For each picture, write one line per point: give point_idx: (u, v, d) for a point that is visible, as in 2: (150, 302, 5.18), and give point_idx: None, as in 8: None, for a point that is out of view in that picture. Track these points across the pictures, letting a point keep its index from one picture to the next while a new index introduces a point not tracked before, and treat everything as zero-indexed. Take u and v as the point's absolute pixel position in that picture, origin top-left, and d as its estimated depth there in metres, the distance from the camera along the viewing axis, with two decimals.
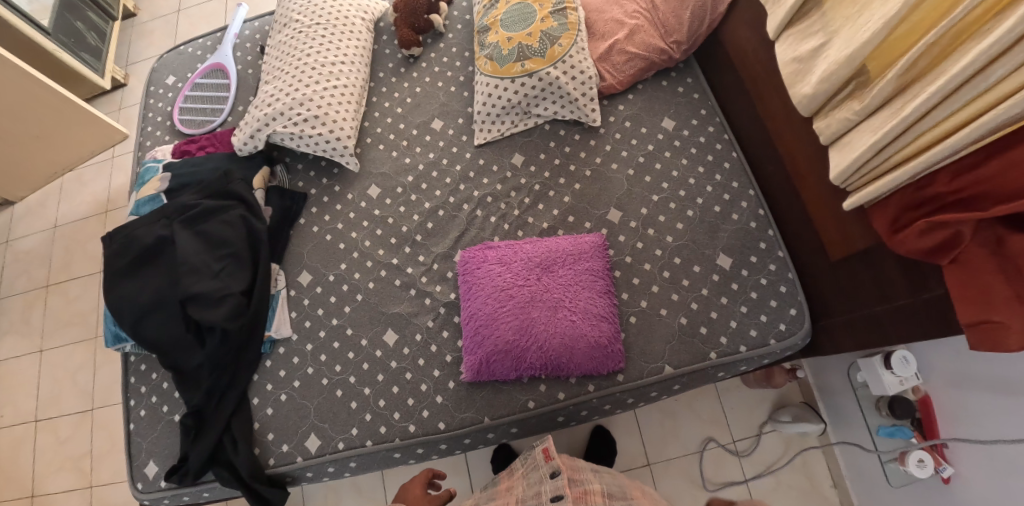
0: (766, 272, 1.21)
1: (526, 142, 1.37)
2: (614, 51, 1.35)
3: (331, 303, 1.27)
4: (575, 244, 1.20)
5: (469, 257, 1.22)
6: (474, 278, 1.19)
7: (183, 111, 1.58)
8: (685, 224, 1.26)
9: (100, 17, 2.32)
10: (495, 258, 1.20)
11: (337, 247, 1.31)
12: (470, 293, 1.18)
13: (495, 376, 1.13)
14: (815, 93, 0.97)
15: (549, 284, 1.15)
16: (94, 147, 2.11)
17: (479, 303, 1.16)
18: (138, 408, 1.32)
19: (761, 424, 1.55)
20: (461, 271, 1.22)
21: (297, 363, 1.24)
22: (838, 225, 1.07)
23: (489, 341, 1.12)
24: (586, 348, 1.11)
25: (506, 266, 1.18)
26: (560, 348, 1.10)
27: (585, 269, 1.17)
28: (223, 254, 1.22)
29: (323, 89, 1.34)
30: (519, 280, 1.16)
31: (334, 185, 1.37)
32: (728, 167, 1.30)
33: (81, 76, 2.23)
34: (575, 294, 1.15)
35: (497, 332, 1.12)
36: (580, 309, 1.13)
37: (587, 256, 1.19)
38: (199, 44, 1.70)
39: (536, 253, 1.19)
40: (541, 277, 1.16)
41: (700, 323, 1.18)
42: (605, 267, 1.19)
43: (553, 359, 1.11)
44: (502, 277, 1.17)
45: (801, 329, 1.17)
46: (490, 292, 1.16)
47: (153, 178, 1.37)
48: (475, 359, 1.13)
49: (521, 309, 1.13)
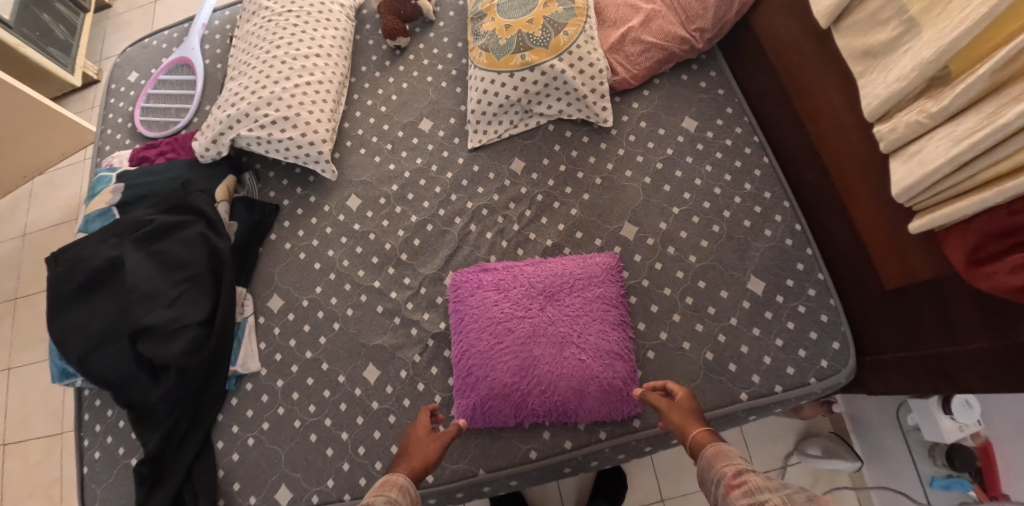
0: (804, 298, 1.04)
1: (528, 145, 1.20)
2: (627, 40, 1.18)
3: (305, 333, 1.11)
4: (584, 266, 1.04)
5: (460, 280, 1.06)
6: (466, 307, 1.03)
7: (145, 112, 1.42)
8: (711, 241, 1.09)
9: (69, 9, 2.15)
10: (491, 284, 1.04)
11: (312, 268, 1.16)
12: (461, 324, 1.02)
13: (492, 424, 0.97)
14: (885, 91, 0.80)
15: (554, 316, 1.00)
16: (66, 149, 1.97)
17: (472, 337, 1.00)
18: (92, 449, 1.18)
19: (786, 455, 1.38)
20: (451, 296, 1.06)
21: (266, 401, 1.09)
22: (895, 249, 0.90)
23: (484, 384, 0.97)
24: (597, 392, 0.95)
25: (503, 294, 1.02)
26: (567, 393, 0.95)
27: (596, 297, 1.01)
28: (180, 279, 1.06)
29: (294, 85, 1.17)
30: (519, 311, 1.00)
31: (309, 195, 1.21)
32: (759, 174, 1.13)
33: (49, 72, 2.07)
34: (584, 326, 0.99)
35: (494, 374, 0.97)
36: (590, 345, 0.97)
37: (598, 279, 1.03)
38: (165, 37, 1.54)
39: (538, 278, 1.03)
40: (544, 306, 1.01)
41: (729, 358, 1.02)
42: (619, 293, 1.02)
43: (559, 406, 0.95)
44: (499, 307, 1.01)
45: (846, 366, 1.01)
46: (486, 324, 1.00)
47: (105, 189, 1.21)
48: (467, 404, 0.97)
49: (522, 346, 0.98)
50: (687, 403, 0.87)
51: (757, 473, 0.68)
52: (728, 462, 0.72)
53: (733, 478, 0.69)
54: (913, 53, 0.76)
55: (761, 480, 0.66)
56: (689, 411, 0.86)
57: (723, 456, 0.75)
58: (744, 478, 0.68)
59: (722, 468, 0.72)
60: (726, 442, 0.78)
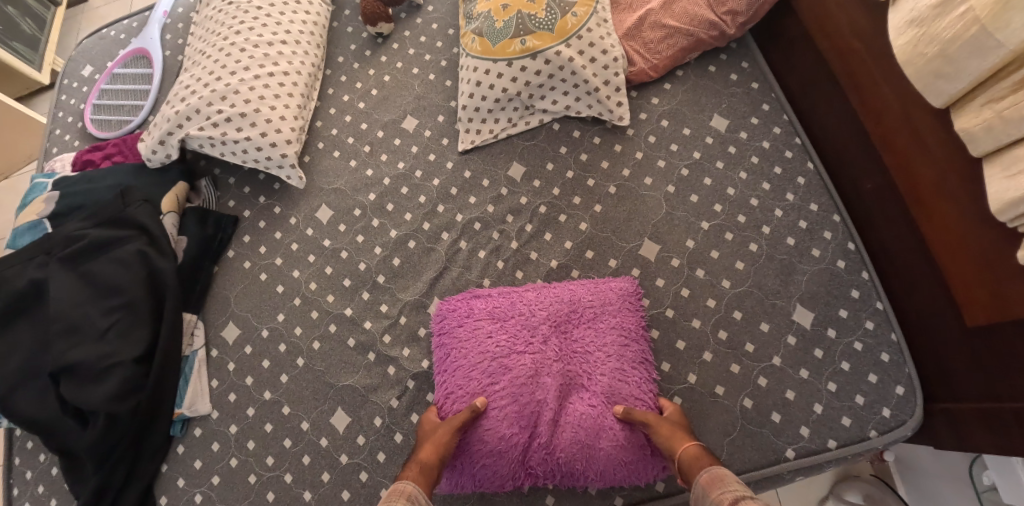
0: (862, 333, 0.86)
1: (528, 147, 1.03)
2: (646, 24, 1.00)
3: (264, 369, 0.94)
4: (597, 291, 0.88)
5: (447, 309, 0.89)
6: (453, 340, 0.87)
7: (96, 110, 1.25)
8: (747, 262, 0.91)
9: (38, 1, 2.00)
10: (483, 312, 0.87)
11: (275, 291, 0.98)
12: (448, 361, 0.86)
13: (483, 487, 0.80)
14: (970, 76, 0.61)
15: (559, 353, 0.84)
16: (27, 151, 1.80)
17: (460, 376, 0.84)
18: (22, 499, 1.01)
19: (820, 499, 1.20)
20: (435, 329, 0.89)
21: (217, 450, 0.92)
22: (987, 279, 0.71)
23: (475, 437, 0.80)
24: (613, 449, 0.79)
25: (499, 324, 0.86)
26: (576, 450, 0.79)
27: (610, 331, 0.85)
28: (113, 306, 0.89)
29: (254, 76, 1.00)
30: (517, 345, 0.84)
31: (273, 206, 1.04)
32: (803, 183, 0.95)
33: (13, 69, 1.90)
34: (597, 366, 0.83)
35: (486, 424, 0.80)
36: (605, 389, 0.82)
37: (614, 307, 0.87)
38: (123, 26, 1.37)
39: (542, 305, 0.87)
40: (549, 340, 0.85)
41: (771, 406, 0.84)
42: (640, 325, 0.86)
43: (565, 466, 0.79)
44: (494, 341, 0.85)
45: (914, 416, 0.83)
46: (477, 361, 0.84)
47: (38, 198, 1.04)
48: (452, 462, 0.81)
49: (521, 389, 0.82)
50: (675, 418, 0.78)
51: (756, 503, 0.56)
52: (726, 488, 0.61)
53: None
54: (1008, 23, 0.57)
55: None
56: (682, 430, 0.75)
57: (717, 482, 0.63)
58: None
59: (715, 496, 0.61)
60: (721, 466, 0.66)
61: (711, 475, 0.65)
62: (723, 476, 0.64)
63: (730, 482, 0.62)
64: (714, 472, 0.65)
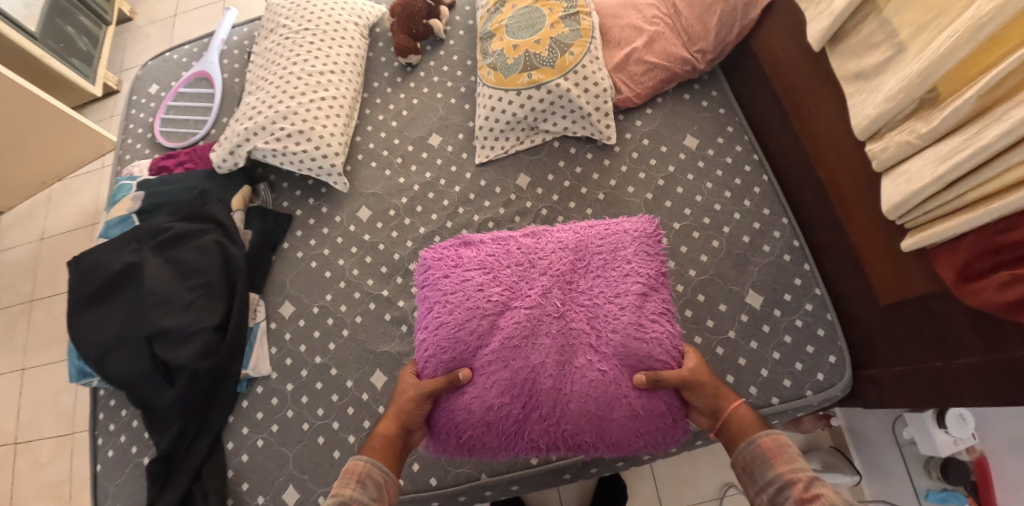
0: (802, 313, 1.07)
1: (533, 161, 1.24)
2: (631, 60, 1.22)
3: (315, 338, 1.15)
4: (618, 232, 1.09)
5: (430, 257, 1.11)
6: (437, 290, 1.07)
7: (165, 123, 1.46)
8: (710, 255, 1.12)
9: (93, 22, 2.20)
10: (472, 262, 1.08)
11: (323, 276, 1.19)
12: (441, 304, 1.06)
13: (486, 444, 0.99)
14: (874, 112, 0.83)
15: (566, 313, 1.01)
16: (81, 159, 1.95)
17: (463, 321, 1.03)
18: (106, 447, 1.20)
19: None
20: (419, 279, 1.11)
21: (275, 404, 1.12)
22: (891, 266, 0.92)
23: (489, 401, 0.98)
24: (620, 407, 0.96)
25: (489, 275, 1.06)
26: (585, 404, 0.96)
27: (607, 295, 1.03)
28: (196, 285, 1.10)
29: (309, 101, 1.22)
30: (515, 298, 1.03)
31: (321, 206, 1.25)
32: (758, 192, 1.16)
33: (71, 82, 2.09)
34: (611, 341, 0.99)
35: (488, 364, 1.00)
36: (611, 349, 0.99)
37: (627, 286, 1.03)
38: (184, 50, 1.59)
39: (545, 267, 1.06)
40: (550, 299, 1.03)
41: (727, 370, 1.05)
42: (633, 288, 1.03)
43: (577, 422, 0.96)
44: (490, 291, 1.04)
45: (842, 380, 1.03)
46: (476, 308, 1.03)
47: (125, 196, 1.25)
48: (454, 418, 0.99)
49: (524, 339, 1.00)
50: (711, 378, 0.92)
51: (827, 487, 0.69)
52: (787, 457, 0.75)
53: (804, 491, 0.69)
54: (900, 78, 0.79)
55: (834, 496, 0.66)
56: (724, 392, 0.90)
57: (782, 454, 0.76)
58: (815, 493, 0.68)
59: (783, 472, 0.74)
60: (778, 431, 0.80)
61: (769, 441, 0.78)
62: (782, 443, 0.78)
63: (789, 451, 0.76)
64: (773, 439, 0.79)
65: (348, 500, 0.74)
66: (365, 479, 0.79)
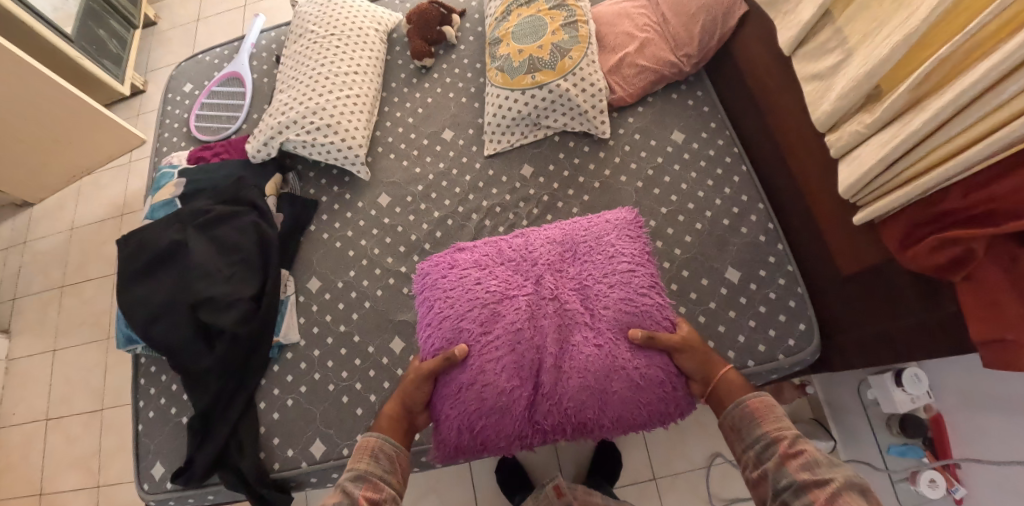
0: (776, 286, 1.20)
1: (536, 153, 1.38)
2: (624, 64, 1.36)
3: (340, 309, 1.28)
4: (601, 225, 1.21)
5: (429, 266, 1.22)
6: (438, 288, 1.18)
7: (199, 118, 1.60)
8: (694, 236, 1.26)
9: (122, 25, 2.25)
10: (468, 261, 1.20)
11: (347, 254, 1.33)
12: (441, 297, 1.17)
13: (504, 429, 1.07)
14: (829, 107, 0.95)
15: (558, 295, 1.13)
16: (110, 155, 2.02)
17: (463, 308, 1.13)
18: (147, 409, 1.30)
19: None
20: (419, 286, 1.22)
21: (304, 368, 1.24)
22: (849, 240, 1.05)
23: (501, 388, 1.07)
24: (620, 380, 1.07)
25: (484, 270, 1.18)
26: (588, 378, 1.07)
27: (594, 276, 1.15)
28: (234, 260, 1.25)
29: (336, 98, 1.36)
30: (510, 286, 1.15)
31: (345, 193, 1.39)
32: (737, 181, 1.29)
33: (101, 82, 2.16)
34: (608, 321, 1.10)
35: (490, 346, 1.09)
36: (604, 325, 1.10)
37: (619, 271, 1.15)
38: (216, 53, 1.72)
39: (536, 256, 1.18)
40: (542, 284, 1.15)
41: (708, 336, 1.18)
42: (619, 267, 1.15)
43: (581, 396, 1.06)
44: (486, 281, 1.16)
45: (811, 345, 1.16)
46: (474, 296, 1.14)
47: (168, 183, 1.39)
48: (469, 405, 1.07)
49: (522, 321, 1.11)
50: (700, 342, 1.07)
51: (807, 444, 0.86)
52: (773, 416, 0.92)
53: (788, 448, 0.86)
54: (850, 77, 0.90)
55: (815, 453, 0.83)
56: (714, 358, 1.05)
57: (769, 414, 0.92)
58: (799, 449, 0.85)
59: (770, 430, 0.90)
60: (765, 393, 0.96)
61: (759, 402, 0.94)
62: (768, 404, 0.94)
63: (775, 412, 0.93)
64: (761, 399, 0.95)
65: (366, 475, 0.90)
66: (378, 453, 0.95)
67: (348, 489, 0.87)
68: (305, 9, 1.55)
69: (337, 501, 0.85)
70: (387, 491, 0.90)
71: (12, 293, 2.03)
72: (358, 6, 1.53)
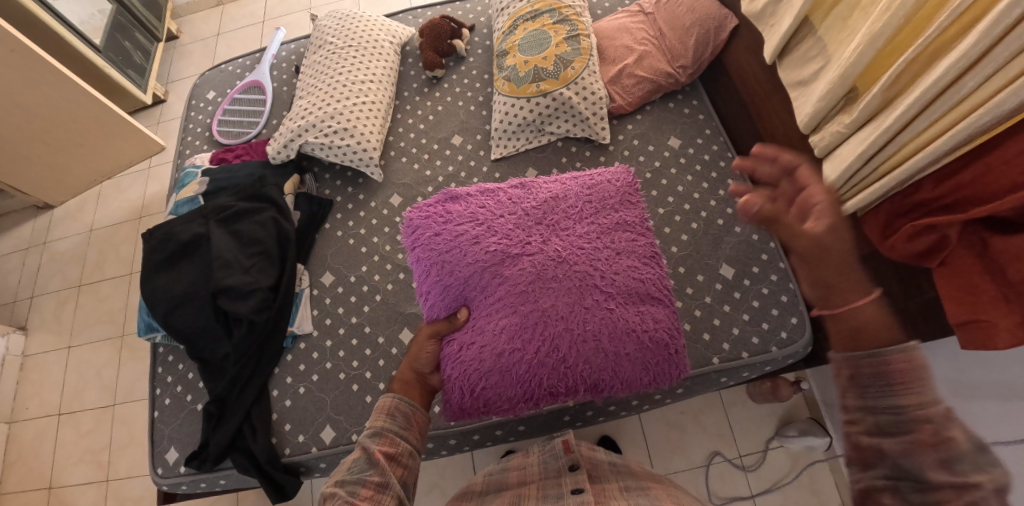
0: (768, 282, 1.25)
1: (540, 157, 1.45)
2: (623, 74, 1.45)
3: (351, 302, 1.34)
4: (604, 183, 1.29)
5: (421, 217, 1.29)
6: (436, 243, 1.25)
7: (221, 123, 1.69)
8: (690, 235, 1.32)
9: (146, 38, 2.37)
10: (465, 217, 1.26)
11: (359, 251, 1.40)
12: (443, 255, 1.23)
13: (506, 390, 1.12)
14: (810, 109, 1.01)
15: (569, 257, 1.17)
16: (131, 159, 2.11)
17: (470, 270, 1.19)
18: (163, 396, 1.34)
19: (768, 439, 1.53)
20: (413, 240, 1.28)
21: (316, 358, 1.29)
22: None
23: (511, 343, 1.11)
24: (632, 341, 1.12)
25: (484, 229, 1.23)
26: (601, 337, 1.11)
27: (601, 242, 1.20)
28: (254, 252, 1.32)
29: (352, 104, 1.45)
30: (518, 247, 1.19)
31: (358, 194, 1.46)
32: (731, 183, 1.36)
33: (125, 90, 2.26)
34: (617, 285, 1.15)
35: (500, 304, 1.15)
36: (614, 289, 1.15)
37: (622, 242, 1.21)
38: (239, 63, 1.83)
39: (540, 219, 1.23)
40: (550, 246, 1.19)
41: (703, 329, 1.23)
42: (624, 238, 1.22)
43: (594, 355, 1.11)
44: (491, 243, 1.21)
45: (803, 337, 1.20)
46: (479, 257, 1.20)
47: (192, 181, 1.47)
48: (471, 366, 1.12)
49: (533, 282, 1.15)
50: (829, 232, 0.77)
51: None
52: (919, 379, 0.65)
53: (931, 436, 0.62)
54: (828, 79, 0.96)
55: None
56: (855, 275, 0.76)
57: (917, 378, 0.65)
58: None
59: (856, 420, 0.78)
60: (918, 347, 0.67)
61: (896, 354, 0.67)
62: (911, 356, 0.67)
63: (918, 373, 0.66)
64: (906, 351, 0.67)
65: (382, 431, 0.97)
66: (394, 411, 1.01)
67: (365, 444, 0.95)
68: (324, 23, 1.65)
69: (357, 456, 0.93)
70: (403, 445, 0.97)
71: (30, 292, 2.10)
72: (375, 20, 1.64)
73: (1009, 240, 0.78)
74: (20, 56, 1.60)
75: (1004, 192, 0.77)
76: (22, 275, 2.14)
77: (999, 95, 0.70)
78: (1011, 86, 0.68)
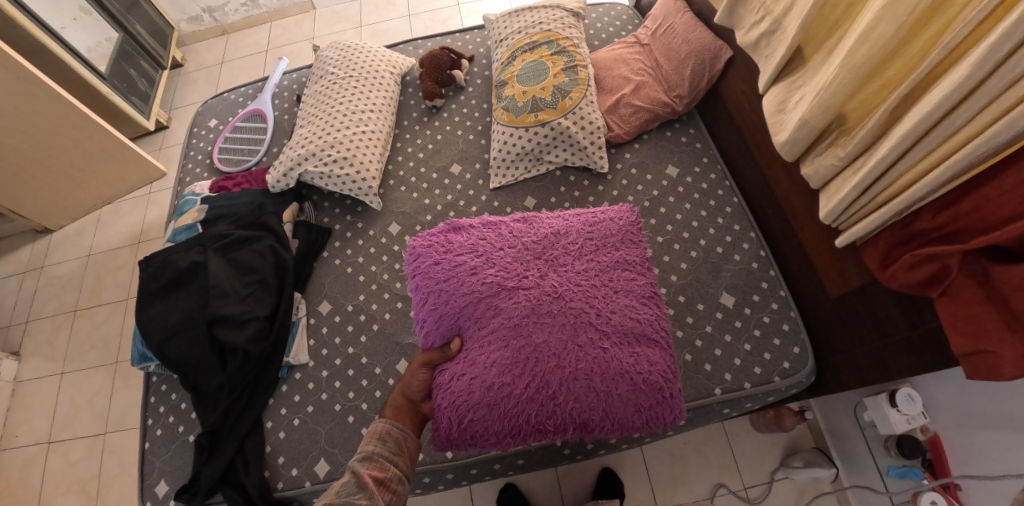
0: (769, 310, 1.24)
1: (538, 187, 1.46)
2: (621, 104, 1.46)
3: (348, 332, 1.33)
4: (606, 220, 1.29)
5: (420, 244, 1.29)
6: (434, 272, 1.23)
7: (222, 151, 1.70)
8: (689, 263, 1.31)
9: (151, 65, 2.40)
10: (464, 247, 1.26)
11: (357, 279, 1.39)
12: (439, 284, 1.21)
13: (492, 424, 1.09)
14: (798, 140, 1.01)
15: (566, 294, 1.16)
16: (133, 183, 2.11)
17: (467, 300, 1.18)
18: (155, 427, 1.32)
19: (773, 470, 1.50)
20: (411, 268, 1.28)
21: (312, 388, 1.27)
22: (836, 264, 1.12)
23: (501, 377, 1.09)
24: (625, 381, 1.10)
25: (482, 260, 1.22)
26: (592, 375, 1.09)
27: (601, 281, 1.20)
28: (251, 281, 1.31)
29: (352, 133, 1.46)
30: (515, 281, 1.18)
31: (357, 222, 1.47)
32: (730, 211, 1.36)
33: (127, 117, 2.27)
34: (613, 324, 1.14)
35: (492, 338, 1.13)
36: (609, 328, 1.14)
37: (621, 281, 1.20)
38: (242, 92, 1.85)
39: (540, 253, 1.23)
40: (547, 281, 1.18)
41: (704, 360, 1.21)
42: (624, 277, 1.21)
43: (584, 393, 1.09)
44: (488, 275, 1.20)
45: (806, 367, 1.19)
46: (476, 288, 1.18)
47: (191, 209, 1.48)
48: (459, 397, 1.10)
49: (527, 316, 1.14)
50: None
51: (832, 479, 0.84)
52: None
53: None
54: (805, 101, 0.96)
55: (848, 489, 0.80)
56: None
57: None
58: None
59: None
60: None
61: None
62: None
63: None
64: None
65: (373, 456, 0.97)
66: (386, 437, 1.01)
67: (355, 470, 0.94)
68: (326, 53, 1.68)
69: (346, 481, 0.92)
70: (393, 471, 0.96)
71: (25, 316, 2.08)
72: (375, 51, 1.66)
73: (1010, 270, 0.78)
74: (24, 82, 1.62)
75: (1004, 222, 0.77)
76: (18, 299, 2.12)
77: (993, 126, 0.71)
78: (1007, 117, 0.69)
